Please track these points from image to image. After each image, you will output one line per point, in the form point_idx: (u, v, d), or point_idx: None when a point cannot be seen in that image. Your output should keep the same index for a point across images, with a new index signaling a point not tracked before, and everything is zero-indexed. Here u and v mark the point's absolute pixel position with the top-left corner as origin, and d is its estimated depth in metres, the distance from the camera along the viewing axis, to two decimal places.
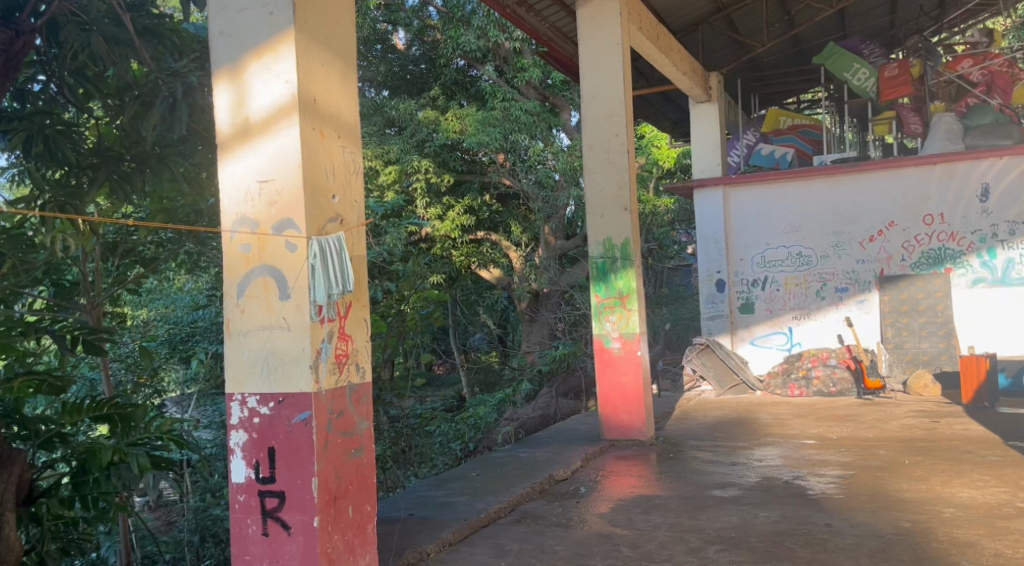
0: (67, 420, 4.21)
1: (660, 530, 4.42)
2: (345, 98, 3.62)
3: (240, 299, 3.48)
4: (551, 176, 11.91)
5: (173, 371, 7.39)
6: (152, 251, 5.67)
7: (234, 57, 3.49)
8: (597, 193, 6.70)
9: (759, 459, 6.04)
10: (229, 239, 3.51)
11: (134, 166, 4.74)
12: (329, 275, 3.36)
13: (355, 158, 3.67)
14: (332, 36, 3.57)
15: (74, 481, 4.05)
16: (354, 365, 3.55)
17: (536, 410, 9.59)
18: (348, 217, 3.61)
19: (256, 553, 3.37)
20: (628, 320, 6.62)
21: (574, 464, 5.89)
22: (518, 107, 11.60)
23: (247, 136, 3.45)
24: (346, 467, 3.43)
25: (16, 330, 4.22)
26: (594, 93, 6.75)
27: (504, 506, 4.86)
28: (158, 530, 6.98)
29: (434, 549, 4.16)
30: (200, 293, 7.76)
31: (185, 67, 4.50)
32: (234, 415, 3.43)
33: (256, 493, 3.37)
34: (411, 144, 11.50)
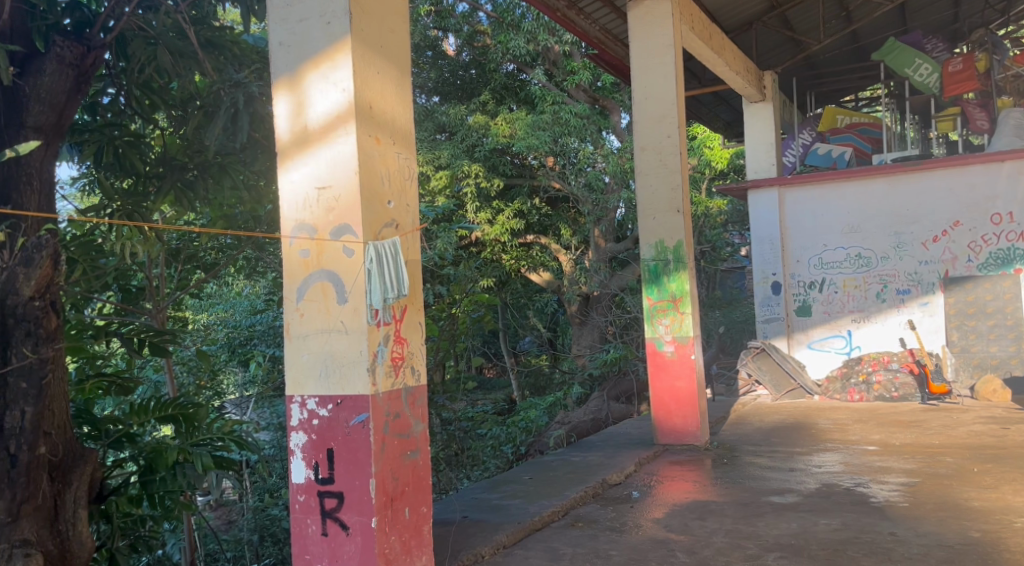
0: (135, 420, 4.42)
1: (716, 536, 4.38)
2: (401, 104, 3.67)
3: (299, 303, 3.55)
4: (601, 179, 11.85)
5: (233, 375, 7.59)
6: (213, 257, 5.83)
7: (293, 67, 3.57)
8: (649, 195, 6.65)
9: (818, 465, 5.92)
10: (289, 244, 3.60)
11: (197, 175, 4.94)
12: (385, 278, 3.42)
13: (410, 164, 3.71)
14: (387, 43, 3.63)
15: (142, 480, 4.22)
16: (409, 368, 3.60)
17: (588, 413, 9.50)
18: (403, 222, 3.66)
19: (316, 553, 3.44)
20: (682, 323, 6.57)
21: (627, 469, 5.86)
22: (568, 110, 11.53)
23: (306, 143, 3.53)
24: (402, 469, 3.48)
25: (87, 332, 4.39)
26: (646, 95, 6.71)
27: (557, 510, 4.87)
28: (218, 528, 7.18)
29: (489, 551, 4.20)
30: (259, 297, 7.94)
31: (247, 78, 4.63)
32: (295, 416, 3.51)
33: (315, 494, 3.44)
34: (461, 149, 11.57)
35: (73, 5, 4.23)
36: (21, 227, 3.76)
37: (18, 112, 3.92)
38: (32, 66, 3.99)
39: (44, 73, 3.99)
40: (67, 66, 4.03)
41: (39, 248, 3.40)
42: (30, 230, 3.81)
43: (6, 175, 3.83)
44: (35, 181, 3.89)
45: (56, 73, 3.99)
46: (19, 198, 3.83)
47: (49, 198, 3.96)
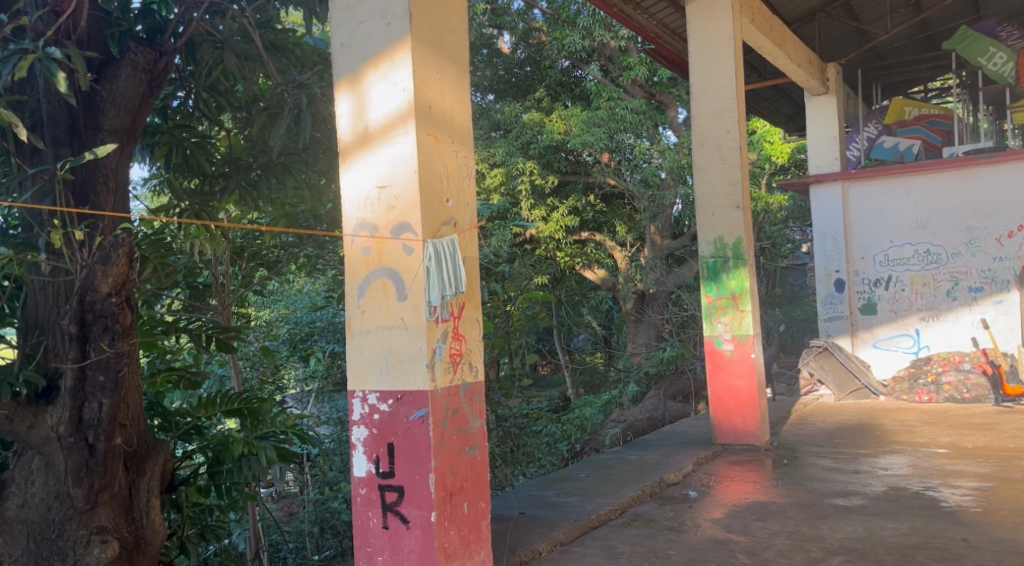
0: (202, 413, 4.57)
1: (778, 538, 4.31)
2: (459, 104, 3.71)
3: (361, 300, 3.62)
4: (657, 174, 11.68)
5: (294, 369, 7.70)
6: (275, 254, 5.98)
7: (354, 68, 3.63)
8: (708, 190, 6.56)
9: (885, 468, 5.77)
10: (351, 242, 3.67)
11: (261, 174, 5.12)
12: (443, 276, 3.45)
13: (468, 162, 3.75)
14: (446, 43, 3.66)
15: (210, 471, 4.37)
16: (467, 364, 3.63)
17: (644, 412, 9.48)
18: (462, 220, 3.69)
19: (376, 546, 3.50)
20: (741, 321, 6.47)
21: (685, 468, 5.81)
22: (623, 106, 11.41)
23: (366, 143, 3.58)
24: (461, 464, 3.51)
25: (158, 329, 4.58)
26: (704, 89, 6.61)
27: (614, 508, 4.85)
28: (280, 519, 7.36)
29: (546, 548, 4.21)
30: (319, 294, 8.08)
31: (310, 79, 4.73)
32: (356, 411, 3.57)
33: (376, 488, 3.50)
34: (516, 146, 11.57)
35: (145, 11, 4.45)
36: (100, 226, 3.91)
37: (95, 116, 4.07)
38: (109, 71, 4.13)
39: (119, 78, 4.12)
40: (140, 71, 4.15)
41: (115, 245, 3.40)
42: (108, 229, 3.95)
43: (85, 176, 3.97)
44: (111, 181, 4.05)
45: (130, 78, 4.11)
46: (96, 200, 3.99)
47: (123, 197, 4.13)
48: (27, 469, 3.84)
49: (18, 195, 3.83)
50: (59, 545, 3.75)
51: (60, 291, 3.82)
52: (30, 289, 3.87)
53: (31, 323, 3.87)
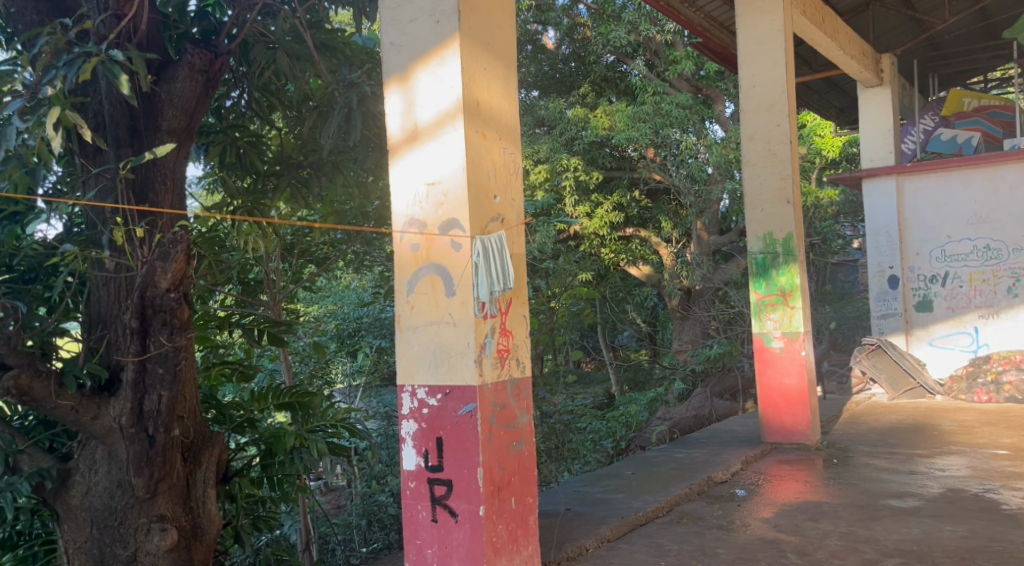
0: (255, 406, 4.68)
1: (831, 538, 4.25)
2: (507, 101, 3.72)
3: (410, 296, 3.66)
4: (704, 169, 11.51)
5: (342, 364, 7.77)
6: (325, 251, 6.09)
7: (403, 66, 3.66)
8: (757, 185, 6.47)
9: (942, 469, 5.64)
10: (400, 239, 3.71)
11: (311, 173, 5.25)
12: (492, 273, 3.47)
13: (515, 158, 3.76)
14: (494, 40, 3.68)
15: (263, 462, 4.49)
16: (515, 360, 3.65)
17: (690, 410, 9.46)
18: (509, 216, 3.71)
19: (426, 538, 3.54)
20: (791, 318, 6.38)
21: (733, 467, 5.74)
22: (669, 101, 11.28)
23: (415, 140, 3.62)
24: (508, 459, 3.53)
25: (212, 324, 4.70)
26: (755, 83, 6.51)
27: (662, 506, 4.83)
28: (328, 511, 7.48)
29: (593, 544, 4.21)
30: (366, 291, 8.14)
31: (359, 78, 4.78)
32: (406, 405, 3.62)
33: (425, 481, 3.54)
34: (561, 142, 11.52)
35: (202, 15, 4.57)
36: (159, 224, 4.03)
37: (154, 117, 4.18)
38: (167, 73, 4.24)
39: (177, 80, 4.23)
40: (197, 73, 4.26)
41: (175, 241, 3.44)
42: (167, 226, 4.07)
43: (145, 175, 4.09)
44: (169, 180, 4.16)
45: (187, 80, 4.22)
46: (155, 198, 4.10)
47: (181, 195, 4.24)
48: (91, 458, 3.97)
49: (82, 194, 3.93)
50: (120, 532, 3.90)
51: (122, 287, 3.96)
52: (94, 285, 4.01)
53: (94, 318, 4.01)
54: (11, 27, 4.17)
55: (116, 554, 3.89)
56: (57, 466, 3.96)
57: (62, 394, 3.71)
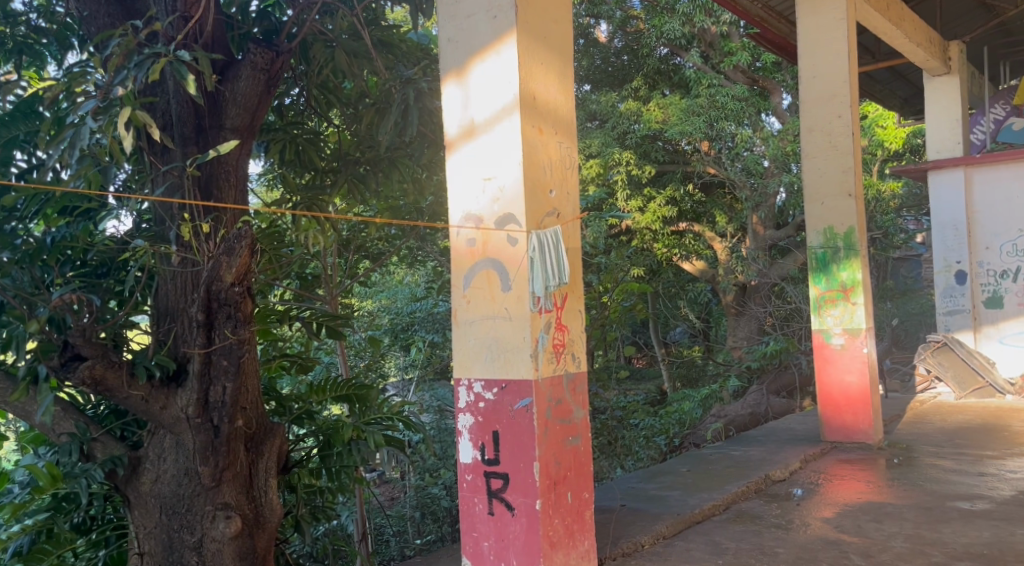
0: (314, 398, 4.78)
1: (895, 540, 4.15)
2: (564, 95, 3.72)
3: (466, 290, 3.69)
4: (760, 163, 11.26)
5: (395, 358, 7.84)
6: (381, 246, 6.18)
7: (461, 61, 3.67)
8: (817, 178, 6.33)
9: (1012, 471, 5.45)
10: (457, 234, 3.73)
11: (368, 169, 5.34)
12: (547, 268, 3.46)
13: (572, 153, 3.75)
14: (551, 34, 3.67)
15: (322, 453, 4.59)
16: (571, 355, 3.64)
17: (745, 407, 9.39)
18: (565, 211, 3.70)
19: (483, 531, 3.57)
20: (852, 315, 6.24)
21: (792, 465, 5.64)
22: (725, 93, 11.09)
23: (472, 135, 3.63)
24: (564, 454, 3.53)
25: (273, 317, 4.80)
26: (813, 74, 6.37)
27: (718, 504, 4.77)
28: (383, 503, 7.57)
29: (649, 541, 4.19)
30: (418, 286, 8.18)
31: (417, 74, 4.83)
32: (462, 399, 3.65)
33: (482, 474, 3.56)
34: (613, 136, 11.40)
35: (262, 15, 4.73)
36: (223, 219, 4.14)
37: (218, 116, 4.30)
38: (231, 72, 4.34)
39: (240, 79, 4.33)
40: (258, 71, 4.33)
41: (239, 237, 3.51)
42: (230, 222, 4.19)
43: (210, 172, 4.21)
44: (232, 177, 4.29)
45: (250, 78, 4.31)
46: (219, 195, 4.23)
47: (243, 191, 4.36)
48: (159, 446, 4.10)
49: (151, 191, 4.04)
50: (188, 519, 4.01)
51: (188, 281, 4.08)
52: (162, 279, 4.12)
53: (162, 312, 4.15)
54: (86, 31, 4.36)
55: (184, 540, 4.01)
56: (128, 453, 4.08)
57: (133, 384, 3.83)
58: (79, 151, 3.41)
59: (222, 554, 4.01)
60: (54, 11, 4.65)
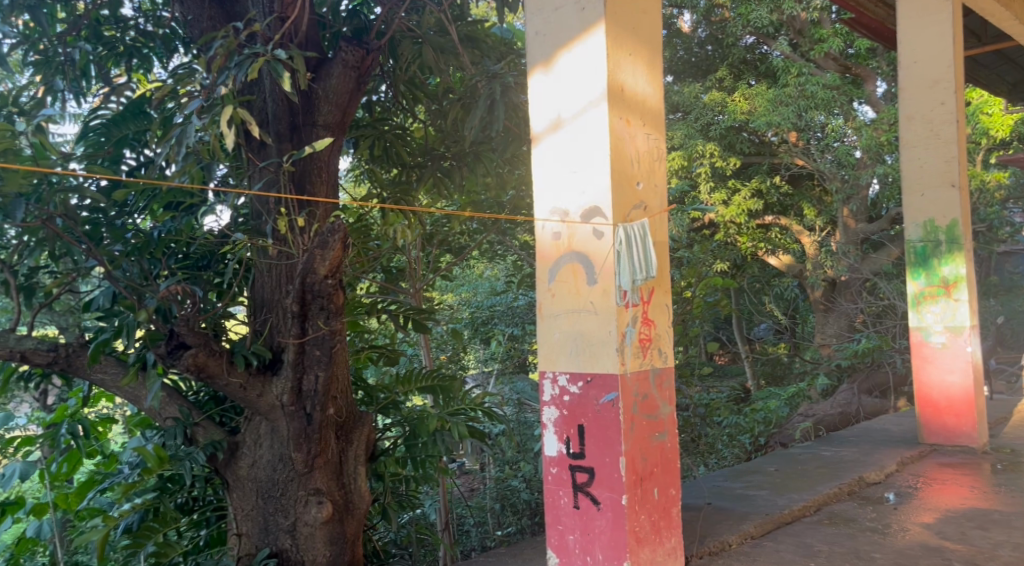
0: (400, 388, 4.89)
1: (1003, 549, 3.96)
2: (652, 86, 3.67)
3: (550, 284, 3.68)
4: (852, 154, 10.81)
5: (475, 351, 7.88)
6: (463, 240, 6.25)
7: (548, 54, 3.66)
8: (917, 169, 6.06)
9: None
10: (542, 228, 3.73)
11: (453, 164, 5.45)
12: (634, 261, 3.41)
13: (660, 145, 3.70)
14: (640, 25, 3.63)
15: (408, 443, 4.69)
16: (657, 350, 3.60)
17: (835, 407, 9.16)
18: (653, 204, 3.66)
19: (568, 525, 3.57)
20: (954, 312, 5.95)
21: (888, 468, 5.44)
22: (814, 82, 10.49)
23: (559, 129, 3.62)
24: (651, 450, 3.50)
25: (361, 309, 4.92)
26: (916, 59, 6.07)
27: (808, 505, 4.64)
28: (464, 494, 7.65)
29: (736, 541, 4.11)
30: (498, 279, 8.17)
31: (503, 70, 4.84)
32: (547, 392, 3.65)
33: (567, 467, 3.56)
34: (696, 128, 11.04)
35: (353, 14, 4.84)
36: (316, 213, 4.26)
37: (311, 113, 4.41)
38: (323, 70, 4.45)
39: (332, 76, 4.44)
40: (349, 69, 4.43)
41: (332, 231, 3.60)
42: (323, 216, 4.31)
43: (304, 168, 4.34)
44: (323, 172, 4.41)
45: (341, 75, 4.42)
46: (311, 190, 4.35)
47: (334, 186, 4.48)
48: (255, 433, 4.25)
49: (249, 186, 4.21)
50: (282, 503, 4.16)
51: (283, 273, 4.21)
52: (258, 271, 4.29)
53: (258, 303, 4.30)
54: (189, 32, 4.57)
55: (278, 523, 4.15)
56: (227, 438, 4.26)
57: (232, 371, 3.98)
58: (185, 149, 3.55)
59: (313, 538, 4.14)
60: (161, 17, 4.90)
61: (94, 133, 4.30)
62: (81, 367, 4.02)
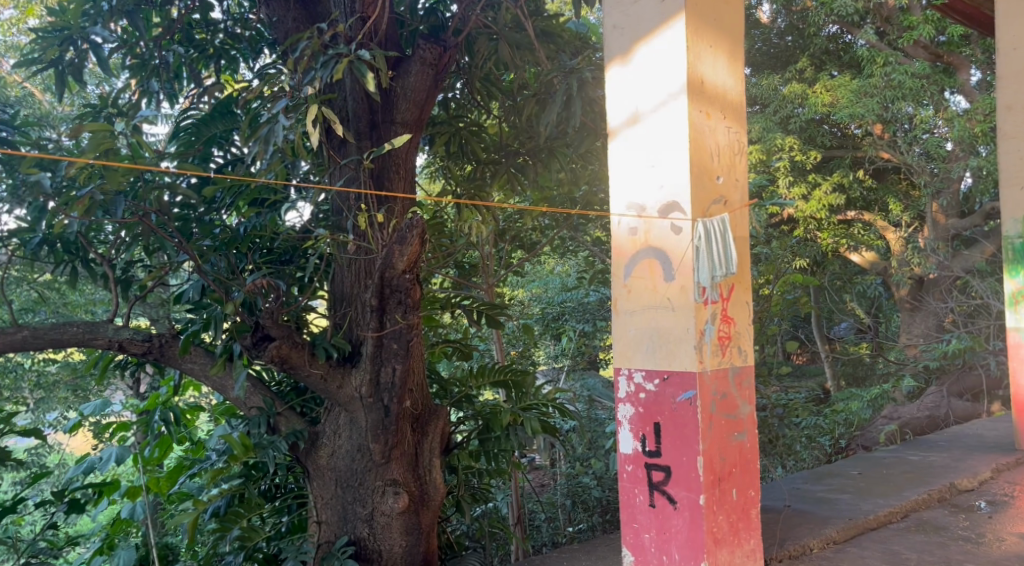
0: (474, 382, 4.93)
1: None
2: (734, 78, 3.59)
3: (627, 280, 3.65)
4: (943, 145, 10.28)
5: (545, 347, 7.81)
6: (535, 236, 6.24)
7: (626, 47, 3.61)
8: (1016, 162, 5.77)
9: None
10: (618, 223, 3.69)
11: (527, 160, 5.47)
12: (713, 256, 3.34)
13: (741, 139, 3.63)
14: (722, 16, 3.55)
15: (481, 437, 4.74)
16: (736, 348, 3.52)
17: (922, 410, 8.82)
18: (733, 198, 3.58)
19: (643, 523, 3.53)
20: None
21: (982, 475, 5.20)
22: (902, 71, 9.97)
23: (637, 124, 3.57)
24: (730, 449, 3.43)
25: (437, 305, 4.98)
26: (1016, 44, 5.73)
27: (895, 511, 4.48)
28: (534, 489, 7.62)
29: (818, 545, 4.01)
30: (569, 275, 8.08)
31: (580, 64, 4.82)
32: (622, 389, 3.62)
33: (643, 465, 3.52)
34: (775, 121, 10.61)
35: (429, 12, 4.88)
36: (394, 209, 4.33)
37: (390, 110, 4.50)
38: (402, 67, 4.53)
39: (410, 74, 4.51)
40: (427, 67, 4.50)
41: (410, 227, 3.65)
42: (401, 212, 4.38)
43: (382, 165, 4.42)
44: (401, 168, 4.48)
45: (419, 73, 4.49)
46: (390, 185, 4.43)
47: (411, 182, 4.55)
48: (334, 423, 4.34)
49: (329, 183, 4.31)
50: (360, 493, 4.24)
51: (362, 269, 4.31)
52: (338, 266, 4.39)
53: (338, 297, 4.40)
54: (274, 33, 4.71)
55: (356, 512, 4.24)
56: (308, 428, 4.36)
57: (313, 362, 4.09)
58: (272, 147, 3.64)
59: (390, 528, 4.21)
60: (248, 19, 5.04)
61: (185, 132, 4.45)
62: (173, 358, 4.18)
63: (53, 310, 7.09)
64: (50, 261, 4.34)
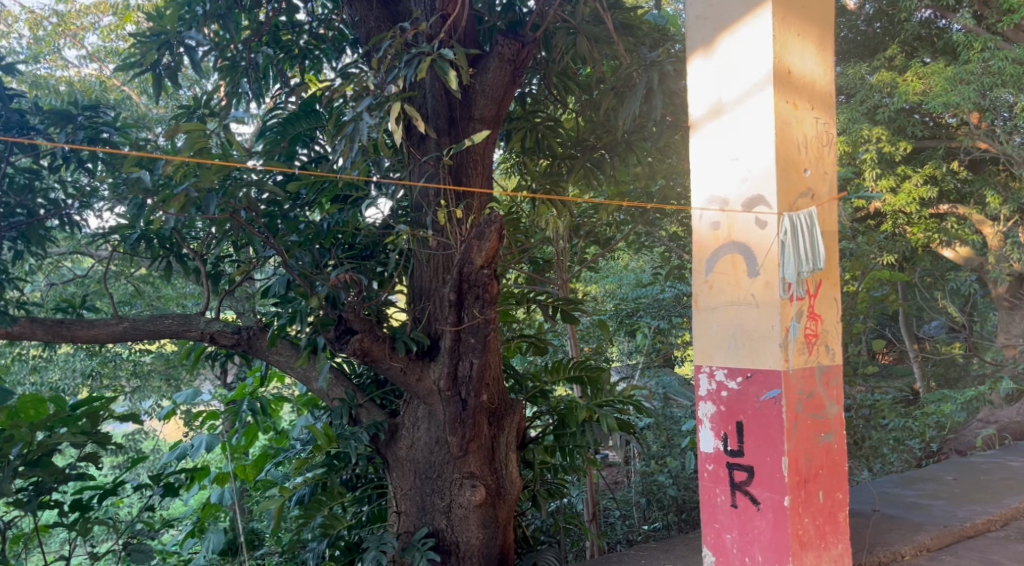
0: (549, 377, 4.92)
1: None
2: (822, 68, 3.48)
3: (708, 275, 3.57)
4: None
5: (619, 343, 7.71)
6: (611, 232, 6.17)
7: (709, 38, 3.53)
8: None
9: None
10: (700, 217, 3.61)
11: (603, 154, 5.43)
12: (800, 251, 3.24)
13: (830, 130, 3.51)
14: (810, 4, 3.44)
15: (557, 432, 4.74)
16: (824, 346, 3.42)
17: (1021, 414, 8.37)
18: (820, 192, 3.47)
19: (725, 523, 3.46)
20: None
21: None
22: (1001, 57, 9.21)
23: (721, 116, 3.48)
24: (816, 450, 3.33)
25: (512, 300, 4.99)
26: None
27: (994, 519, 4.27)
28: (607, 486, 7.55)
29: (910, 552, 3.85)
30: (644, 272, 7.94)
31: (661, 56, 4.76)
32: (703, 387, 3.55)
33: (724, 465, 3.45)
34: (860, 111, 9.82)
35: (507, 7, 4.91)
36: (473, 205, 4.36)
37: (468, 107, 4.53)
38: (480, 64, 4.55)
39: (489, 70, 4.52)
40: (505, 62, 4.50)
41: (488, 223, 3.67)
42: (479, 207, 4.39)
43: (461, 160, 4.45)
44: (479, 164, 4.49)
45: (497, 69, 4.49)
46: (468, 181, 4.45)
47: (488, 178, 4.56)
48: (413, 416, 4.40)
49: (410, 178, 4.37)
50: (438, 484, 4.29)
51: (440, 264, 4.35)
52: (417, 260, 4.44)
53: (416, 291, 4.45)
54: (356, 33, 4.78)
55: (435, 503, 4.29)
56: (388, 420, 4.44)
57: (394, 355, 4.16)
58: (358, 144, 3.72)
59: (468, 520, 4.25)
60: (332, 19, 5.17)
61: (271, 131, 4.57)
62: (260, 349, 4.31)
63: (147, 303, 7.38)
64: (147, 256, 4.55)
